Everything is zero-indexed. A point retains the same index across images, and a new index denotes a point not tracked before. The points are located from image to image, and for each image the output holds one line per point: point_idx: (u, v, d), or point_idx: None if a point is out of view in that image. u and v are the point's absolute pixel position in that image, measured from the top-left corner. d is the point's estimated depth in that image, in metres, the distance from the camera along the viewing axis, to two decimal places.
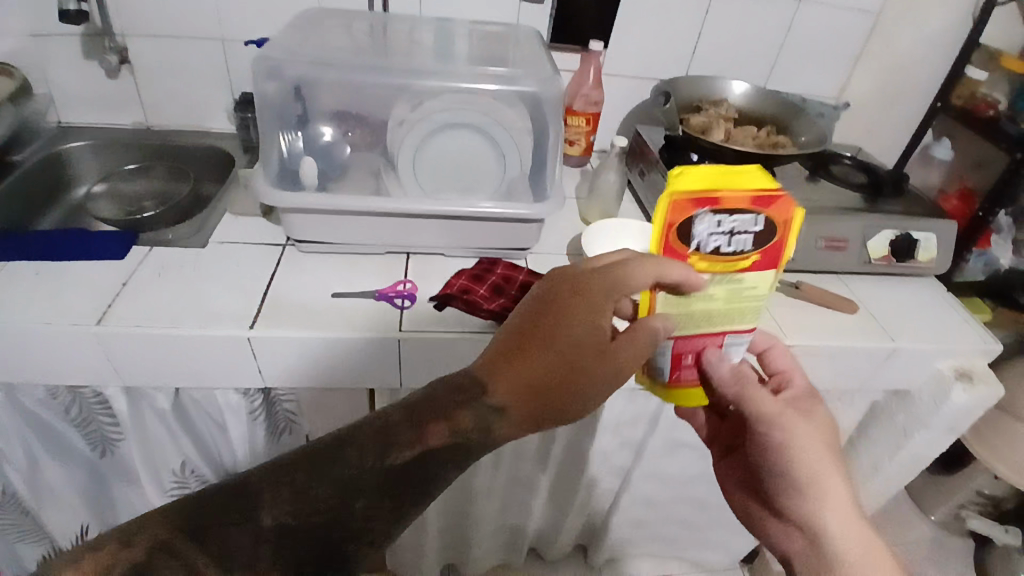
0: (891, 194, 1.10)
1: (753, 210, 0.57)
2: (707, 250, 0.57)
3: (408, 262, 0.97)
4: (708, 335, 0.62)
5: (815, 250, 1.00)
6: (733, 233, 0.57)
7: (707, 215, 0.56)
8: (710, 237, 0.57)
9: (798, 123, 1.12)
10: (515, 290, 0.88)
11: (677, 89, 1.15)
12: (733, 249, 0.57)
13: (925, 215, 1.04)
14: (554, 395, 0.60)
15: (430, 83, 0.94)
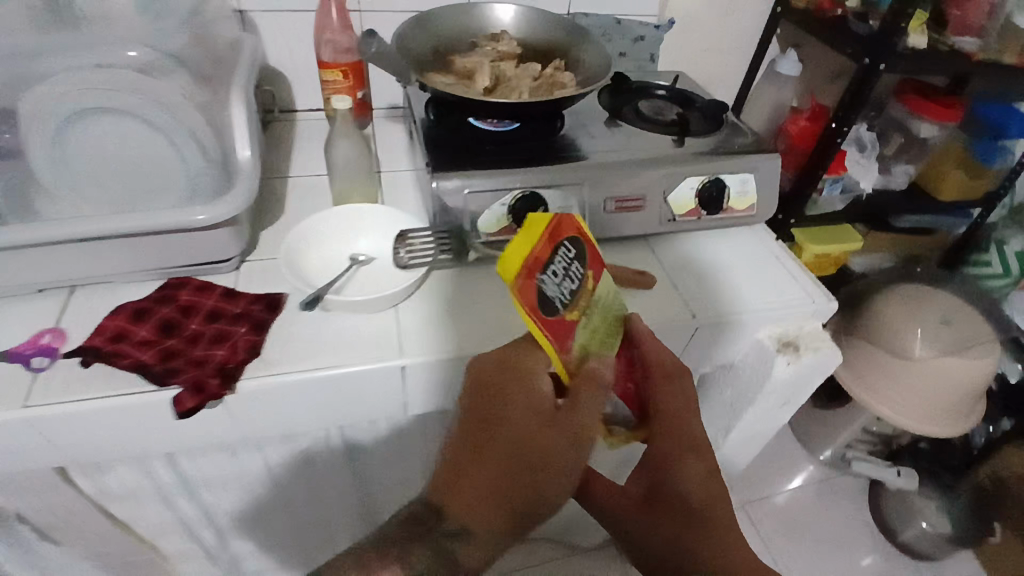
0: (708, 129, 0.91)
1: (559, 243, 0.54)
2: (566, 302, 0.54)
3: (73, 299, 0.73)
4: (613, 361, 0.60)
5: (605, 214, 0.81)
6: (566, 272, 0.54)
7: (542, 277, 0.52)
8: (558, 290, 0.53)
9: (591, 52, 0.91)
10: (195, 324, 0.68)
11: (439, 23, 0.91)
12: (575, 285, 0.55)
13: (742, 152, 0.85)
14: (528, 482, 0.53)
15: (68, 63, 0.71)
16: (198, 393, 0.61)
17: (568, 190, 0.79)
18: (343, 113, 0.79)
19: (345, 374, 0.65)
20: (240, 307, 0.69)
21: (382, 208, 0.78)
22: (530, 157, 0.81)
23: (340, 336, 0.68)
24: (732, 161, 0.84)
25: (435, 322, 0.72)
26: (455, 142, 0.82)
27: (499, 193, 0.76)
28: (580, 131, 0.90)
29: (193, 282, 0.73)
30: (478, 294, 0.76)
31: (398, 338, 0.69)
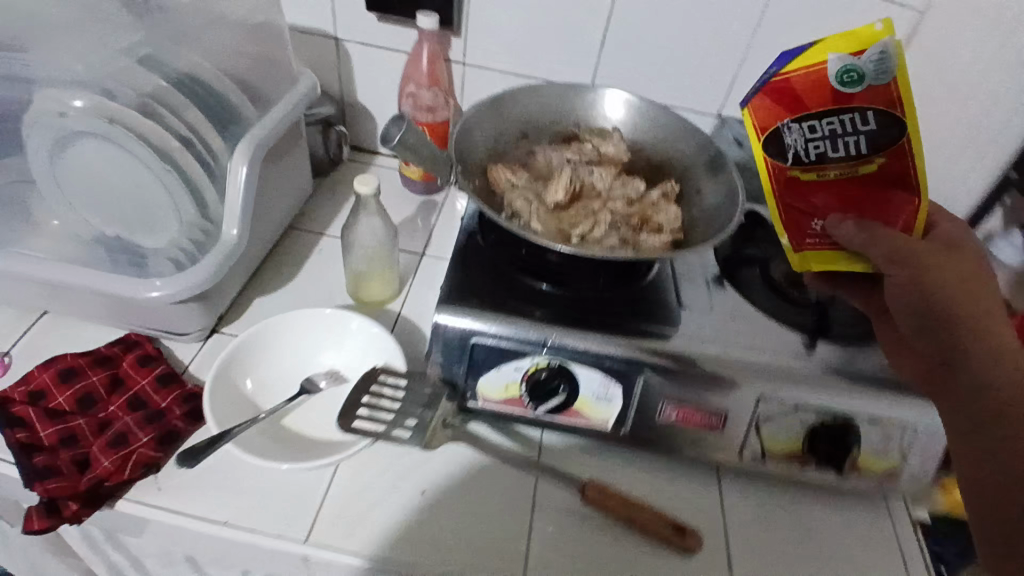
0: (846, 333, 0.65)
1: (850, 108, 0.51)
2: (806, 160, 0.54)
3: (37, 324, 0.63)
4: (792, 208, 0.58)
5: (661, 421, 0.60)
6: (834, 135, 0.53)
7: (793, 125, 0.53)
8: (807, 145, 0.54)
9: (712, 189, 0.69)
10: (118, 408, 0.56)
11: (541, 101, 0.74)
12: (838, 154, 0.53)
13: (877, 393, 0.59)
14: (946, 325, 0.49)
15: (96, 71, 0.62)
16: (53, 514, 0.50)
17: (614, 375, 0.59)
18: (368, 197, 0.65)
19: (240, 540, 0.52)
20: (168, 404, 0.57)
21: (371, 323, 0.61)
22: (577, 313, 0.62)
23: (259, 481, 0.55)
24: (859, 403, 0.58)
25: (371, 505, 0.55)
26: (495, 262, 0.67)
27: (516, 355, 0.58)
28: (667, 288, 0.69)
29: (148, 346, 0.61)
30: (451, 475, 0.58)
31: (317, 509, 0.54)
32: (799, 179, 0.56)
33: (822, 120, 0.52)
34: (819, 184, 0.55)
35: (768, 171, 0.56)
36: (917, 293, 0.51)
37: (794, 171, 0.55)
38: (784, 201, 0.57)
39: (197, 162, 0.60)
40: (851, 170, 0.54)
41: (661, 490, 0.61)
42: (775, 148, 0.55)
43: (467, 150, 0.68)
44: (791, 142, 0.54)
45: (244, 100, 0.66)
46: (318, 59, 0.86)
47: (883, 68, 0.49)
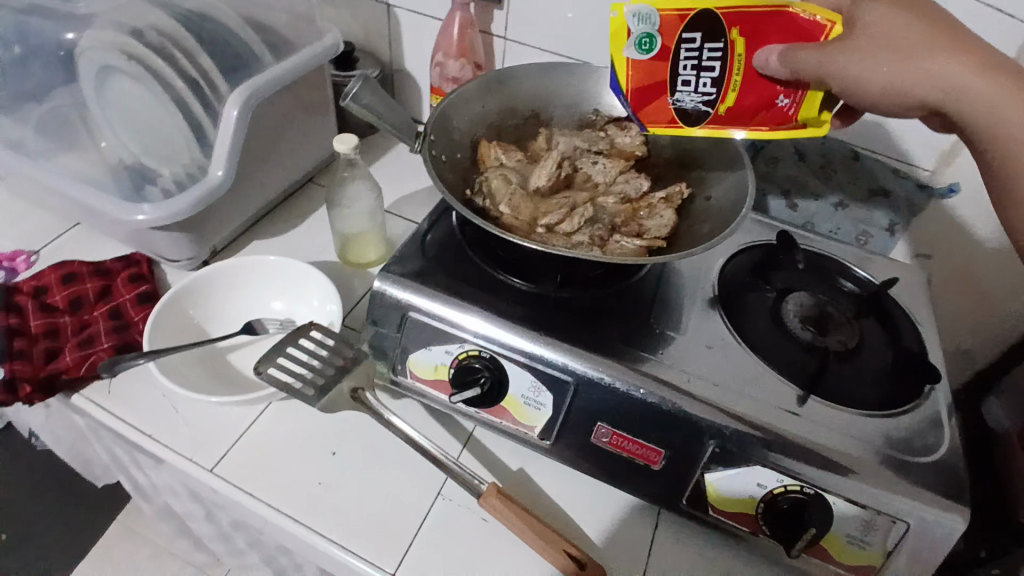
0: (844, 393, 0.55)
1: (666, 48, 0.49)
2: (711, 95, 0.50)
3: (69, 232, 0.73)
4: (755, 112, 0.50)
5: (595, 444, 0.54)
6: (695, 68, 0.49)
7: (675, 96, 0.51)
8: (700, 88, 0.50)
9: (721, 198, 0.60)
10: (100, 314, 0.63)
11: (563, 81, 0.69)
12: (716, 65, 0.49)
13: (850, 471, 0.49)
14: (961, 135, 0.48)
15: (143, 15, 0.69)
16: (9, 392, 0.56)
17: (545, 380, 0.54)
18: (349, 156, 0.64)
19: (155, 451, 0.55)
20: (138, 320, 0.62)
21: (325, 280, 0.62)
22: (531, 310, 0.57)
23: (192, 405, 0.58)
24: (822, 475, 0.49)
25: (281, 453, 0.56)
26: (467, 238, 0.63)
27: (447, 337, 0.55)
28: (650, 300, 0.61)
29: (142, 267, 0.67)
30: (368, 444, 0.58)
31: (232, 444, 0.56)
32: (733, 104, 0.50)
33: (676, 78, 0.50)
34: (746, 93, 0.49)
35: (716, 127, 0.51)
36: (865, 68, 0.45)
37: (719, 109, 0.50)
38: (747, 122, 0.51)
39: (201, 103, 0.64)
40: (741, 63, 0.48)
41: (580, 515, 0.56)
42: (694, 119, 0.52)
43: (461, 120, 0.65)
44: (688, 104, 0.51)
45: (266, 50, 0.69)
46: (370, 24, 0.88)
47: (650, 21, 0.48)
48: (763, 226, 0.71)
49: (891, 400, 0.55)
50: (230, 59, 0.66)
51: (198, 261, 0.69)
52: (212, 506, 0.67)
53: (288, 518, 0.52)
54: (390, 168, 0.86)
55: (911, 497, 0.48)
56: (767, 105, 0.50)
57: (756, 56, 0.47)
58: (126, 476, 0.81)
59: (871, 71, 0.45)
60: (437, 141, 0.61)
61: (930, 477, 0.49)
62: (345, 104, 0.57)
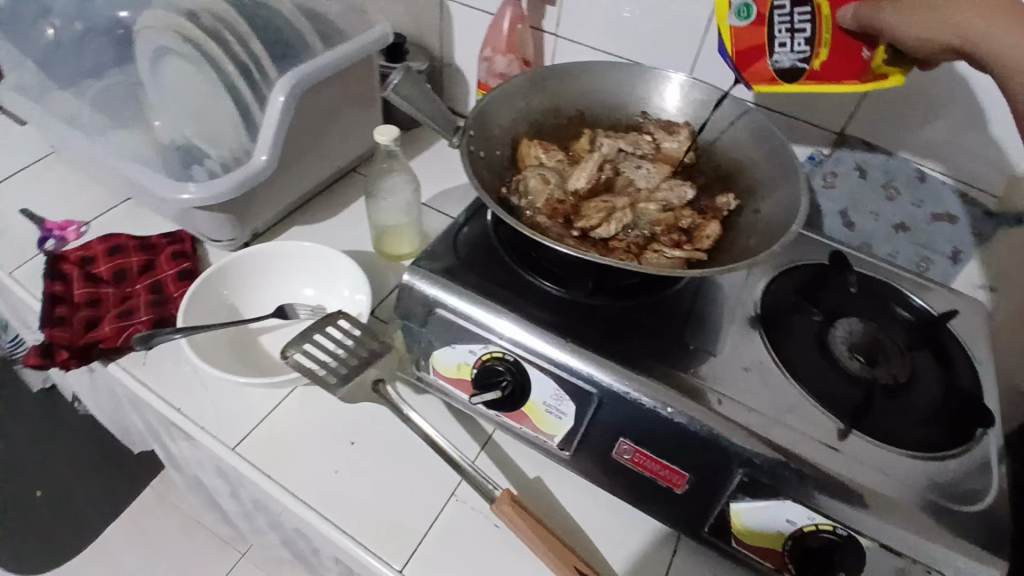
0: (889, 431, 0.51)
1: (763, 12, 0.52)
2: (806, 50, 0.51)
3: (120, 206, 0.76)
4: (843, 66, 0.51)
5: (616, 460, 0.52)
6: (789, 29, 0.51)
7: (772, 57, 0.52)
8: (795, 46, 0.51)
9: (770, 215, 0.56)
10: (141, 289, 0.65)
11: (610, 82, 0.67)
12: (809, 25, 0.51)
13: (889, 515, 0.45)
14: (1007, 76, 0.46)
15: None
16: (46, 356, 0.59)
17: (569, 390, 0.52)
18: (390, 147, 0.64)
19: (181, 425, 0.57)
20: (176, 295, 0.64)
21: (355, 269, 0.63)
22: (561, 318, 0.55)
23: (221, 383, 0.60)
24: (858, 517, 0.46)
25: (299, 439, 0.57)
26: (501, 238, 0.62)
27: (472, 337, 0.54)
28: (685, 314, 0.59)
29: (183, 245, 0.70)
30: (386, 438, 0.57)
31: (255, 425, 0.57)
32: (829, 59, 0.51)
33: (772, 39, 0.52)
34: (841, 47, 0.51)
35: (814, 83, 0.52)
36: (900, 13, 0.47)
37: (814, 66, 0.52)
38: (841, 77, 0.52)
39: (251, 88, 0.65)
40: (829, 22, 0.51)
41: (594, 530, 0.54)
42: (792, 78, 0.52)
43: (503, 118, 0.63)
44: (786, 64, 0.52)
45: (316, 38, 0.69)
46: (421, 17, 0.87)
47: None
48: (815, 245, 0.67)
49: (940, 442, 0.51)
50: (281, 45, 0.67)
51: (238, 242, 0.70)
52: (234, 483, 0.68)
53: (303, 504, 0.52)
54: (432, 162, 0.86)
55: (956, 550, 0.44)
56: (852, 58, 0.51)
57: (842, 11, 0.50)
58: (162, 444, 0.85)
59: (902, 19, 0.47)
60: (476, 137, 0.60)
61: (978, 529, 0.46)
62: (385, 94, 0.57)
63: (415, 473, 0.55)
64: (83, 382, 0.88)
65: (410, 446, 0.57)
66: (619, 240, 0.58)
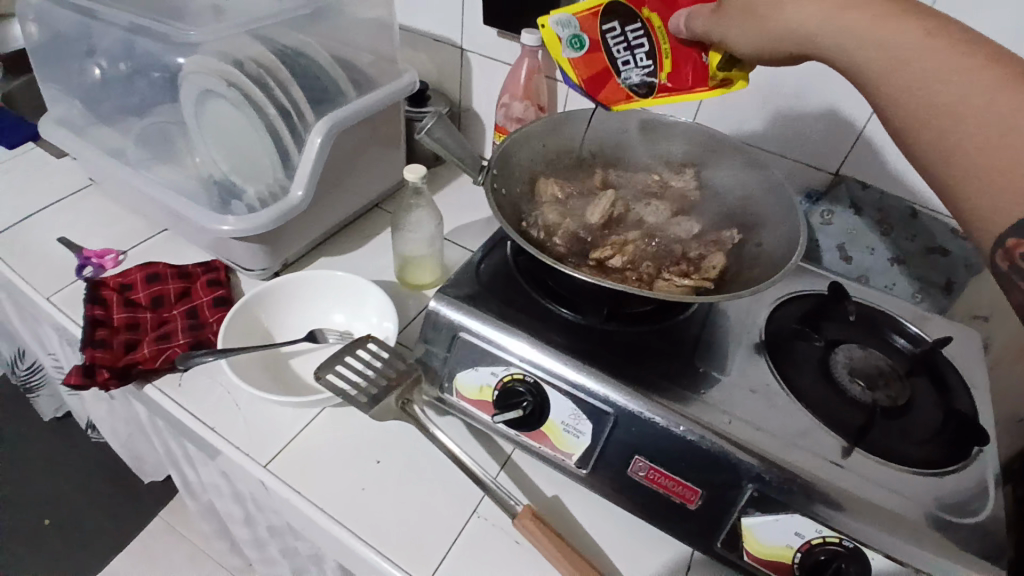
0: (894, 451, 0.54)
1: (605, 29, 0.55)
2: (640, 68, 0.55)
3: (157, 237, 0.81)
4: (688, 83, 0.55)
5: (631, 477, 0.55)
6: (626, 47, 0.55)
7: (621, 80, 0.56)
8: (618, 54, 0.56)
9: (771, 246, 0.61)
10: (176, 315, 0.69)
11: (621, 127, 0.73)
12: (639, 44, 0.55)
13: (894, 529, 0.48)
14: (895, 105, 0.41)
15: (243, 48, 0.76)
16: (88, 376, 0.61)
17: (586, 410, 0.55)
18: (417, 184, 0.69)
19: (215, 443, 0.59)
20: (211, 320, 0.68)
21: (382, 297, 0.66)
22: (582, 344, 0.59)
23: (252, 404, 0.63)
24: (864, 530, 0.48)
25: (327, 458, 0.59)
26: (520, 269, 0.66)
27: (494, 359, 0.58)
28: (694, 340, 0.62)
29: (216, 274, 0.74)
30: (410, 458, 0.60)
31: (285, 444, 0.60)
32: (671, 71, 0.55)
33: (615, 61, 0.56)
34: (679, 61, 0.55)
35: (666, 94, 0.55)
36: (738, 31, 0.48)
37: (662, 79, 0.55)
38: (689, 87, 0.55)
39: (290, 131, 0.70)
40: (663, 34, 0.54)
41: (610, 547, 0.56)
42: (644, 92, 0.56)
43: (521, 159, 0.68)
44: (635, 80, 0.56)
45: (350, 86, 0.76)
46: (444, 65, 0.94)
47: (572, 25, 0.54)
48: (814, 277, 0.71)
49: (942, 461, 0.54)
50: (318, 90, 0.73)
51: (269, 271, 0.75)
52: (256, 504, 0.70)
53: (331, 519, 0.55)
54: (451, 198, 0.91)
55: (956, 560, 0.47)
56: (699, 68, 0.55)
57: (671, 23, 0.53)
58: (182, 467, 0.87)
59: (747, 36, 0.48)
60: (498, 175, 0.64)
61: (977, 543, 0.48)
62: (419, 137, 0.62)
63: (438, 491, 0.58)
64: (105, 406, 0.91)
65: (435, 466, 0.60)
66: (631, 270, 0.61)
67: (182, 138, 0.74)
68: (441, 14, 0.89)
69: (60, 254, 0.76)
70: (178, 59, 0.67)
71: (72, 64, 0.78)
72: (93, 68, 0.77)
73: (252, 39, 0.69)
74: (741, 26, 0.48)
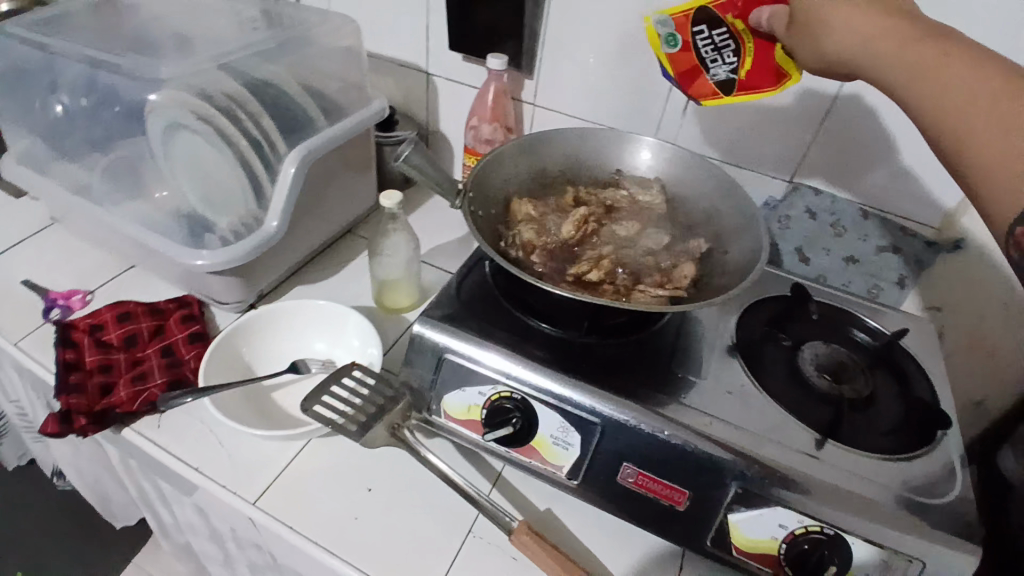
0: (862, 441, 0.57)
1: (699, 28, 0.61)
2: (725, 69, 0.62)
3: (124, 273, 0.79)
4: (765, 77, 0.60)
5: (620, 484, 0.56)
6: (715, 47, 0.61)
7: (709, 69, 0.62)
8: (706, 52, 0.62)
9: (737, 253, 0.64)
10: (150, 353, 0.67)
11: (588, 146, 0.76)
12: (724, 47, 0.60)
13: (872, 515, 0.51)
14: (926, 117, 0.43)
15: None
16: (65, 423, 0.60)
17: (574, 422, 0.57)
18: (393, 210, 0.70)
19: (199, 482, 0.58)
20: (188, 357, 0.67)
21: (364, 322, 0.67)
22: (565, 358, 0.60)
23: (236, 439, 0.62)
24: (841, 517, 0.51)
25: (316, 488, 0.59)
26: (499, 287, 0.68)
27: (480, 378, 0.59)
28: (670, 347, 0.65)
29: (189, 309, 0.72)
30: (401, 483, 0.60)
31: (272, 479, 0.59)
32: (751, 69, 0.60)
33: (703, 59, 0.62)
34: (758, 60, 0.60)
35: (745, 91, 0.62)
36: (801, 44, 0.53)
37: (742, 75, 0.61)
38: (765, 85, 0.60)
39: (261, 162, 0.70)
40: (747, 35, 0.59)
41: (603, 555, 0.58)
42: (728, 88, 0.63)
43: (493, 180, 0.70)
44: (722, 76, 0.62)
45: (320, 114, 0.77)
46: (410, 89, 0.95)
47: (667, 25, 0.63)
48: (777, 279, 0.75)
49: (907, 447, 0.57)
50: (288, 119, 0.73)
51: (243, 303, 0.74)
52: (240, 540, 0.69)
53: (325, 550, 0.54)
54: (423, 220, 0.92)
55: (925, 538, 0.50)
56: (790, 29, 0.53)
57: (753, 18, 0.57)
58: (156, 507, 0.85)
59: (808, 51, 0.52)
60: (474, 197, 0.66)
61: (947, 521, 0.52)
62: (395, 163, 0.63)
63: (431, 514, 0.58)
64: (70, 450, 0.87)
65: (426, 488, 0.60)
66: (607, 283, 0.63)
67: (149, 172, 0.73)
68: (407, 39, 0.90)
69: (23, 295, 0.73)
70: (151, 95, 0.66)
71: (31, 100, 0.76)
72: (53, 103, 0.75)
73: (220, 72, 0.69)
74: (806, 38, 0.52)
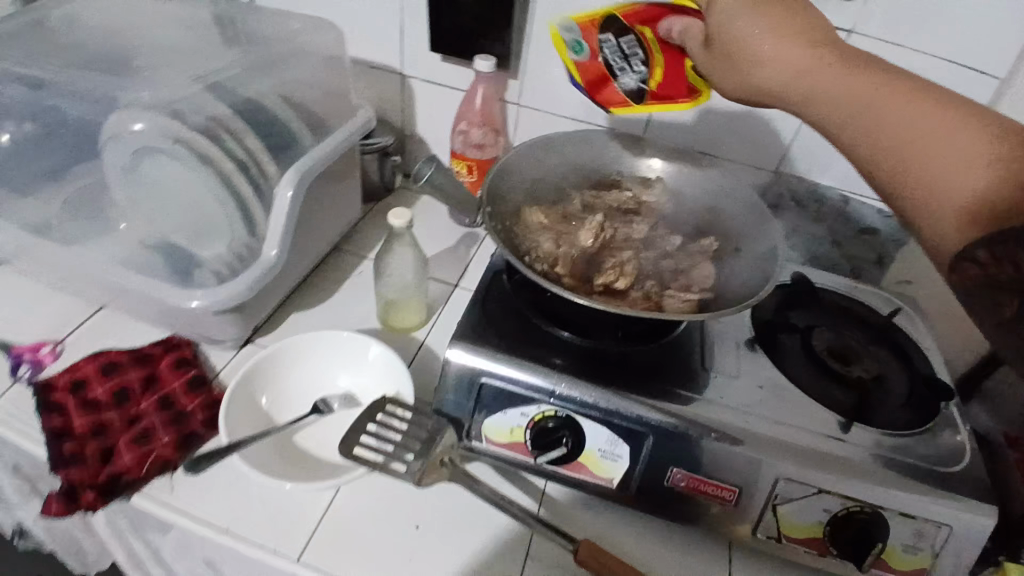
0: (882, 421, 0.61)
1: (605, 35, 0.70)
2: (635, 80, 0.69)
3: (94, 316, 0.70)
4: (675, 91, 0.69)
5: (673, 488, 0.57)
6: (625, 56, 0.69)
7: (619, 78, 0.70)
8: (614, 59, 0.70)
9: (753, 250, 0.66)
10: (145, 407, 0.61)
11: (587, 150, 0.75)
12: (633, 56, 0.69)
13: (910, 491, 0.54)
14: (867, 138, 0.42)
15: None
16: (69, 499, 0.54)
17: (622, 434, 0.57)
18: (402, 229, 0.67)
19: (232, 544, 0.54)
20: (191, 407, 0.61)
21: (387, 351, 0.64)
22: (603, 368, 0.60)
23: (265, 490, 0.57)
24: (882, 496, 0.54)
25: (362, 531, 0.56)
26: (523, 301, 0.66)
27: (524, 400, 0.57)
28: (697, 347, 0.66)
29: (180, 352, 0.66)
30: (449, 514, 0.58)
31: (313, 528, 0.56)
32: (661, 80, 0.69)
33: (611, 68, 0.70)
34: (668, 71, 0.68)
35: (656, 99, 0.70)
36: (724, 69, 0.52)
37: (652, 86, 0.69)
38: (675, 95, 0.69)
39: (251, 185, 0.63)
40: (654, 43, 0.68)
41: (659, 559, 0.59)
42: (638, 95, 0.70)
43: (502, 192, 0.69)
44: (632, 85, 0.70)
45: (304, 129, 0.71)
46: (383, 93, 0.90)
47: (574, 32, 0.72)
48: None
49: (922, 420, 0.62)
50: (275, 136, 0.67)
51: (240, 339, 0.68)
52: None
53: None
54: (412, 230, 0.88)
55: (957, 506, 0.54)
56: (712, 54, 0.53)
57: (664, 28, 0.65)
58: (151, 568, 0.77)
59: (730, 78, 0.52)
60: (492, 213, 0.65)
61: (972, 488, 0.56)
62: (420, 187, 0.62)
63: (487, 542, 0.57)
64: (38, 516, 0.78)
65: (476, 516, 0.58)
66: (635, 290, 0.63)
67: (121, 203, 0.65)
68: (379, 40, 0.85)
69: None
70: (137, 124, 0.59)
71: None
72: None
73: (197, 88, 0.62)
74: (728, 67, 0.52)
